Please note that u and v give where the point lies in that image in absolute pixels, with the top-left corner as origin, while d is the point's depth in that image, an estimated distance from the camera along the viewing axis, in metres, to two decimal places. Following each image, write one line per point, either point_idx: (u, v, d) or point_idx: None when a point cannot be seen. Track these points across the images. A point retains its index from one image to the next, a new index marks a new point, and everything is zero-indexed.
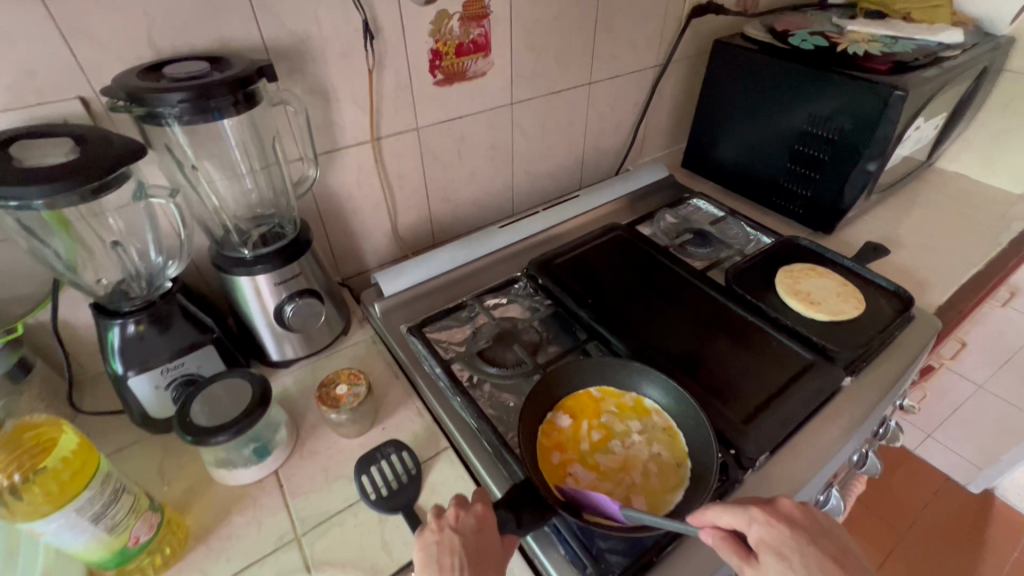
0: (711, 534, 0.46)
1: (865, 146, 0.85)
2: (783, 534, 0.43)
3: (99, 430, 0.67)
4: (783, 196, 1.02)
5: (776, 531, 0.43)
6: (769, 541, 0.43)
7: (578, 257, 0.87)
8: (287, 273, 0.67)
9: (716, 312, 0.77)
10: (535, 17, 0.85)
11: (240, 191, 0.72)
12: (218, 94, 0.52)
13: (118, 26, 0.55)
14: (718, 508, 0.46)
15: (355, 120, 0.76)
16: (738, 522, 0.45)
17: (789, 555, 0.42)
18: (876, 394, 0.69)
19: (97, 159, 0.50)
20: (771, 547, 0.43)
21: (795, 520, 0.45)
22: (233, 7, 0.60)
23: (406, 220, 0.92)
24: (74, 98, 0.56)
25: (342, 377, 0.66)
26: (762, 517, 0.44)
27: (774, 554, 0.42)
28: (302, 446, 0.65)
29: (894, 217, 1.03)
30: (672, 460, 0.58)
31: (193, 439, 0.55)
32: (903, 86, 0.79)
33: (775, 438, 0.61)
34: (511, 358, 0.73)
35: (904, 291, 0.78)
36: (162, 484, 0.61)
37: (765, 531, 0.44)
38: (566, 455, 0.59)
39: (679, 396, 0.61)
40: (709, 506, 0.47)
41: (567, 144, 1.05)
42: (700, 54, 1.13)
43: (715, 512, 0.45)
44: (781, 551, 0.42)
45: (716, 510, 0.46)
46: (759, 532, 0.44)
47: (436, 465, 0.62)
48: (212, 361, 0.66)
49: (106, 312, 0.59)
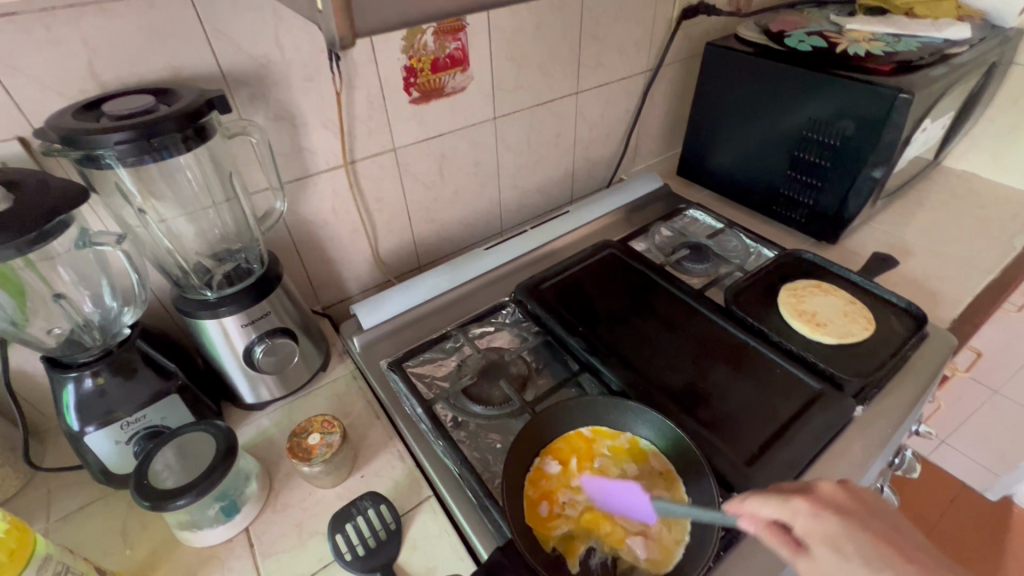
0: (751, 522, 0.43)
1: (869, 152, 0.80)
2: (833, 524, 0.41)
3: (61, 485, 0.63)
4: (784, 205, 0.97)
5: (829, 523, 0.41)
6: (820, 534, 0.41)
7: (569, 280, 0.82)
8: (257, 313, 0.63)
9: (715, 337, 0.72)
10: (515, 26, 0.80)
11: (201, 227, 0.68)
12: (165, 131, 0.48)
13: (58, 59, 0.51)
14: (760, 500, 0.43)
15: (326, 145, 0.72)
16: (782, 513, 0.42)
17: (842, 546, 0.40)
18: (890, 423, 0.64)
19: (29, 208, 0.46)
20: (823, 538, 0.41)
21: (840, 504, 0.43)
22: (183, 34, 0.56)
23: (388, 245, 0.88)
24: (12, 139, 0.52)
25: (315, 426, 0.62)
26: (808, 508, 0.42)
27: (830, 548, 0.40)
28: (275, 499, 0.61)
29: (901, 223, 0.98)
30: (674, 507, 0.54)
31: (151, 505, 0.50)
32: (909, 88, 0.74)
33: (781, 480, 0.57)
34: (498, 394, 0.69)
35: (916, 308, 0.73)
36: (124, 548, 0.57)
37: (810, 522, 0.41)
38: (555, 506, 0.55)
39: (674, 435, 0.57)
40: (747, 495, 0.44)
41: (555, 157, 1.01)
42: (692, 57, 1.09)
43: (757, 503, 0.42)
44: (835, 542, 0.40)
45: (757, 501, 0.43)
46: (805, 524, 0.41)
47: (417, 517, 0.58)
48: (178, 411, 0.61)
49: (60, 365, 0.55)
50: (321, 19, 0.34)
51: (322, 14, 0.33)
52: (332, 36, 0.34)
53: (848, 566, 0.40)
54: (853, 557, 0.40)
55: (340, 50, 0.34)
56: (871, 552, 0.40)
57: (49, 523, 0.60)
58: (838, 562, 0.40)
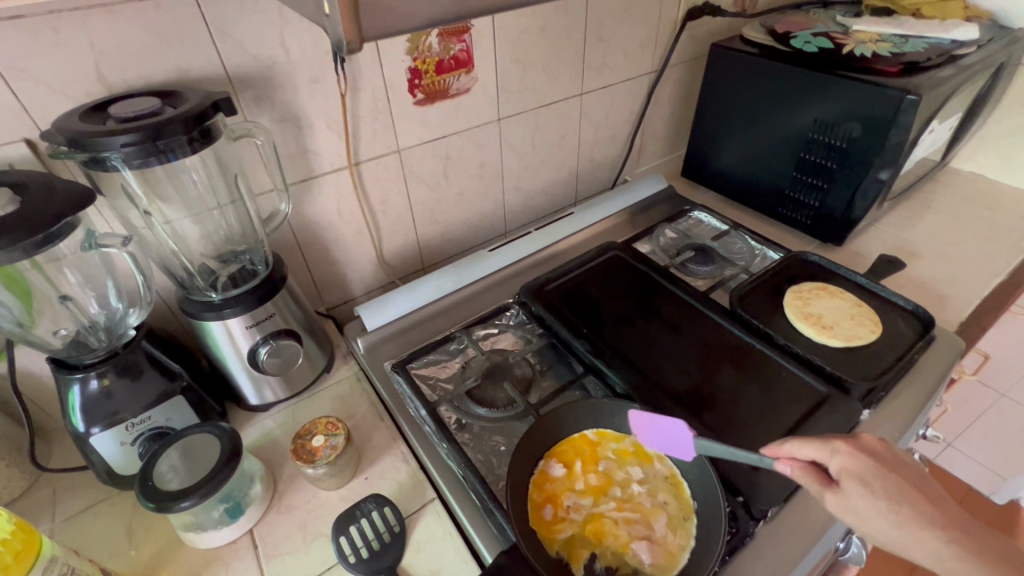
0: (789, 465, 0.44)
1: (876, 154, 0.80)
2: (867, 465, 0.41)
3: (67, 486, 0.63)
4: (789, 206, 0.96)
5: (861, 463, 0.41)
6: (853, 471, 0.41)
7: (573, 282, 0.82)
8: (262, 315, 0.63)
9: (720, 339, 0.72)
10: (520, 27, 0.80)
11: (206, 229, 0.68)
12: (172, 133, 0.48)
13: (64, 62, 0.52)
14: (796, 441, 0.44)
15: (331, 146, 0.72)
16: (819, 454, 0.43)
17: (872, 482, 0.41)
18: (897, 427, 0.63)
19: (37, 210, 0.46)
20: (854, 474, 0.41)
21: (877, 452, 0.43)
22: (188, 36, 0.56)
23: (392, 246, 0.88)
24: (18, 140, 0.53)
25: (319, 428, 0.62)
26: (846, 449, 0.42)
27: (861, 485, 0.41)
28: (280, 500, 0.61)
29: (908, 224, 0.97)
30: (679, 512, 0.54)
31: (156, 506, 0.50)
32: (916, 89, 0.74)
33: (787, 485, 0.56)
34: (502, 397, 0.68)
35: (923, 311, 0.73)
36: (129, 549, 0.57)
37: (847, 460, 0.42)
38: (559, 509, 0.54)
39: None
40: (787, 439, 0.45)
41: (560, 158, 1.00)
42: (697, 58, 1.08)
43: (794, 444, 0.43)
44: (864, 478, 0.41)
45: (795, 443, 0.44)
46: (841, 463, 0.42)
47: (421, 520, 0.58)
48: (183, 412, 0.61)
49: (66, 366, 0.55)
50: (328, 22, 0.34)
51: (329, 18, 0.33)
52: (339, 40, 0.33)
53: (874, 500, 0.40)
54: (883, 496, 0.40)
55: (347, 53, 0.34)
56: (899, 495, 0.40)
57: (54, 524, 0.60)
58: (866, 498, 0.40)
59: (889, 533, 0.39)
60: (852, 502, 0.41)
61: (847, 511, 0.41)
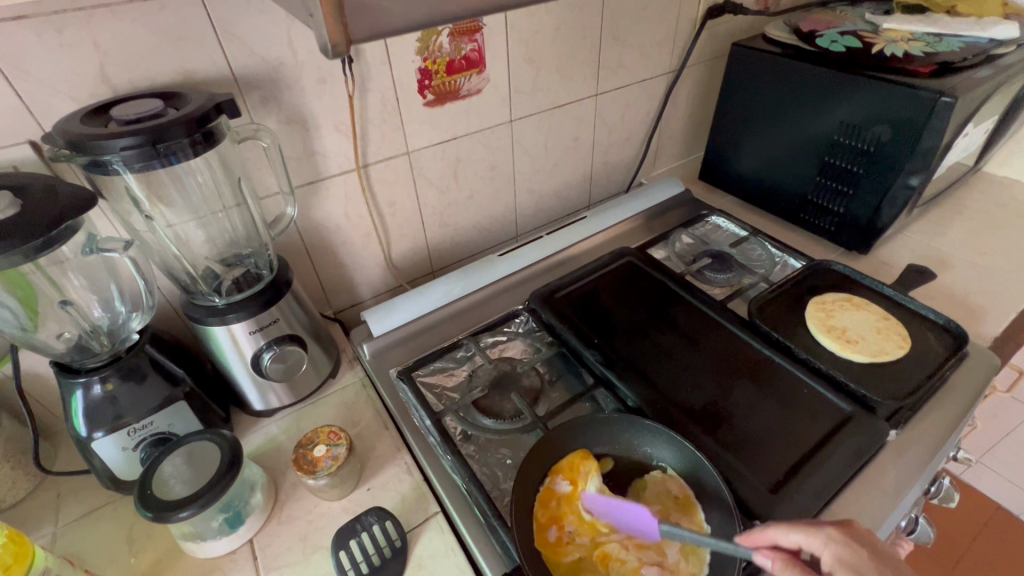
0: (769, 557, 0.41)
1: (907, 159, 0.76)
2: (861, 557, 0.41)
3: (70, 489, 0.63)
4: (812, 212, 0.92)
5: (853, 552, 0.41)
6: (843, 560, 0.41)
7: (586, 289, 0.80)
8: (266, 319, 0.62)
9: (737, 353, 0.69)
10: (534, 27, 0.78)
11: (212, 233, 0.67)
12: (173, 136, 0.47)
13: (68, 62, 0.51)
14: (783, 527, 0.43)
15: (339, 149, 0.70)
16: (809, 541, 0.42)
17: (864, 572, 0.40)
18: (927, 449, 0.60)
19: (36, 212, 0.45)
20: (847, 564, 0.41)
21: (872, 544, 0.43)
22: (194, 37, 0.55)
23: (400, 250, 0.86)
24: (24, 142, 0.52)
25: (321, 437, 0.60)
26: (838, 536, 0.42)
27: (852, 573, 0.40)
28: (281, 510, 0.60)
29: (937, 232, 0.93)
30: (692, 538, 0.51)
31: (153, 516, 0.49)
32: (952, 91, 0.70)
33: (810, 510, 0.53)
34: (509, 408, 0.66)
35: (956, 325, 0.69)
36: (129, 556, 0.56)
37: (841, 551, 0.41)
38: (564, 530, 0.52)
39: (687, 449, 0.55)
40: (769, 525, 0.44)
41: (573, 161, 0.98)
42: (717, 58, 1.05)
43: (782, 530, 0.43)
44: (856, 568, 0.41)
45: (780, 530, 0.43)
46: (835, 552, 0.41)
47: (423, 534, 0.56)
48: (186, 417, 0.61)
49: (69, 371, 0.55)
50: (313, 23, 0.32)
51: (313, 19, 0.32)
52: (325, 42, 0.31)
53: None
54: None
55: (333, 56, 0.32)
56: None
57: (57, 528, 0.59)
58: None
59: None
60: None
61: None
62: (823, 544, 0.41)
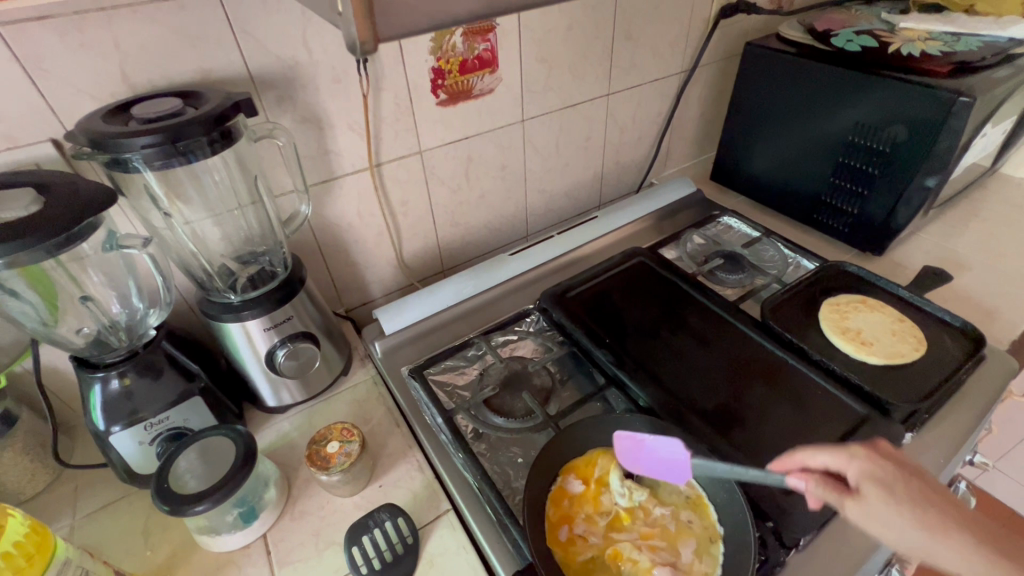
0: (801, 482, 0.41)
1: (923, 159, 0.75)
2: (887, 469, 0.40)
3: (88, 481, 0.64)
4: (826, 213, 0.92)
5: (880, 467, 0.41)
6: (872, 474, 0.40)
7: (597, 289, 0.79)
8: (280, 317, 0.62)
9: (750, 354, 0.68)
10: (547, 26, 0.78)
11: (227, 230, 0.68)
12: (190, 134, 0.48)
13: (90, 63, 0.52)
14: (810, 450, 0.44)
15: (352, 148, 0.71)
16: (834, 460, 0.42)
17: (893, 487, 0.40)
18: (942, 453, 0.59)
19: (58, 210, 0.46)
20: (874, 479, 0.40)
21: (899, 459, 0.42)
22: (211, 36, 0.56)
23: (412, 248, 0.87)
24: (46, 140, 0.53)
25: (334, 434, 0.61)
26: (863, 453, 0.42)
27: (880, 488, 0.40)
28: (294, 505, 0.60)
29: (953, 234, 0.92)
30: (705, 535, 0.51)
31: (170, 510, 0.49)
32: (970, 91, 0.69)
33: (823, 513, 0.53)
34: (521, 407, 0.67)
35: (973, 328, 0.68)
36: (145, 549, 0.57)
37: (866, 465, 0.41)
38: (575, 530, 0.52)
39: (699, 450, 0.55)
40: (795, 449, 0.45)
41: (584, 160, 0.98)
42: (730, 57, 1.04)
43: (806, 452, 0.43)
44: (883, 481, 0.40)
45: (805, 452, 0.44)
46: (860, 467, 0.41)
47: (434, 532, 0.56)
48: (201, 413, 0.61)
49: (88, 365, 0.56)
50: (341, 22, 0.32)
51: (342, 18, 0.32)
52: (353, 40, 0.32)
53: (900, 505, 0.39)
54: (906, 500, 0.39)
55: (361, 55, 0.32)
56: (925, 502, 0.39)
57: (74, 520, 0.60)
58: (885, 501, 0.39)
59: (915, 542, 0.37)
60: (875, 508, 0.39)
61: (871, 522, 0.39)
62: (850, 460, 0.41)
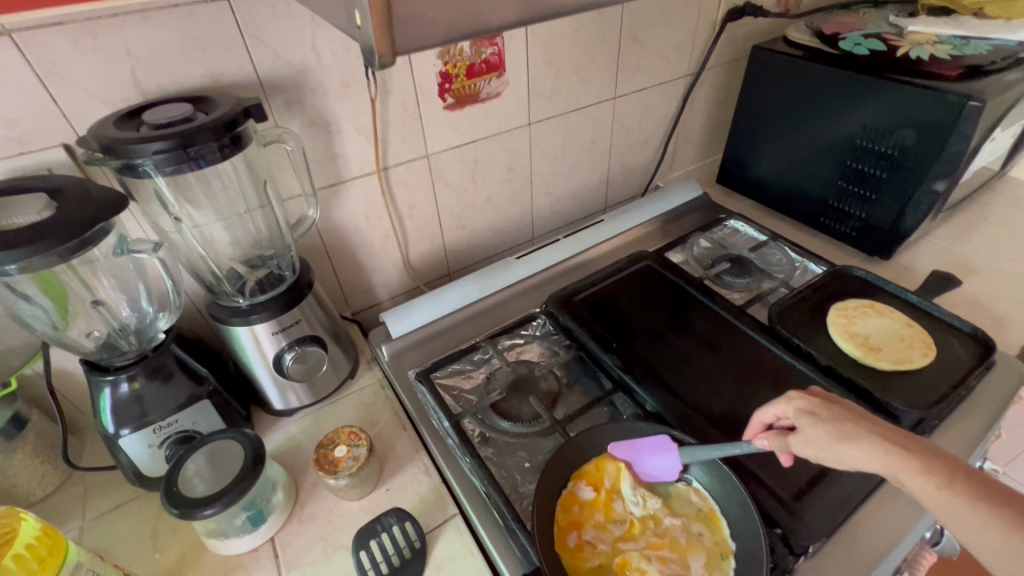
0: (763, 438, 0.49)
1: (932, 164, 0.75)
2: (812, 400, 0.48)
3: (98, 484, 0.64)
4: (833, 217, 0.91)
5: (810, 401, 0.48)
6: (802, 408, 0.47)
7: (604, 293, 0.79)
8: (288, 321, 0.62)
9: (757, 359, 0.68)
10: (554, 30, 0.78)
11: (236, 234, 0.68)
12: (200, 141, 0.48)
13: (102, 69, 0.52)
14: (762, 409, 0.51)
15: (360, 152, 0.71)
16: (780, 410, 0.49)
17: (818, 413, 0.46)
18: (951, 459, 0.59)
19: (70, 215, 0.46)
20: (805, 411, 0.47)
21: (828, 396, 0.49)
22: (222, 41, 0.56)
23: (418, 251, 0.87)
24: (58, 145, 0.53)
25: (342, 437, 0.61)
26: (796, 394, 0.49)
27: (808, 416, 0.47)
28: (301, 509, 0.60)
29: (962, 238, 0.91)
30: (715, 549, 0.51)
31: (180, 513, 0.50)
32: (979, 95, 0.69)
33: (831, 520, 0.53)
34: (528, 411, 0.67)
35: (984, 334, 0.67)
36: (154, 551, 0.57)
37: (797, 402, 0.48)
38: (584, 535, 0.53)
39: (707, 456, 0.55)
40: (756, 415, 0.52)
41: (590, 163, 0.98)
42: (736, 60, 1.04)
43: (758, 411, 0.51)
44: (813, 411, 0.47)
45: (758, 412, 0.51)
46: (794, 405, 0.48)
47: (442, 536, 0.56)
48: (209, 416, 0.61)
49: (97, 368, 0.56)
50: (360, 34, 0.32)
51: (360, 30, 0.32)
52: (371, 51, 0.32)
53: (824, 425, 0.45)
54: (830, 420, 0.45)
55: (379, 66, 0.32)
56: (845, 419, 0.45)
57: (84, 523, 0.61)
58: (813, 425, 0.46)
59: (843, 453, 0.43)
60: (809, 435, 0.46)
61: (810, 448, 0.46)
62: (786, 404, 0.49)
